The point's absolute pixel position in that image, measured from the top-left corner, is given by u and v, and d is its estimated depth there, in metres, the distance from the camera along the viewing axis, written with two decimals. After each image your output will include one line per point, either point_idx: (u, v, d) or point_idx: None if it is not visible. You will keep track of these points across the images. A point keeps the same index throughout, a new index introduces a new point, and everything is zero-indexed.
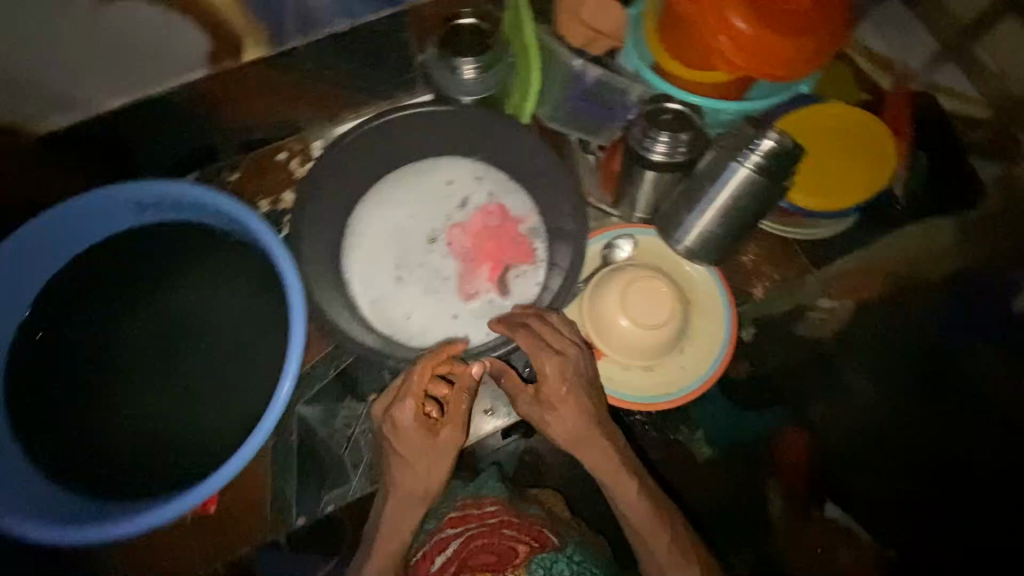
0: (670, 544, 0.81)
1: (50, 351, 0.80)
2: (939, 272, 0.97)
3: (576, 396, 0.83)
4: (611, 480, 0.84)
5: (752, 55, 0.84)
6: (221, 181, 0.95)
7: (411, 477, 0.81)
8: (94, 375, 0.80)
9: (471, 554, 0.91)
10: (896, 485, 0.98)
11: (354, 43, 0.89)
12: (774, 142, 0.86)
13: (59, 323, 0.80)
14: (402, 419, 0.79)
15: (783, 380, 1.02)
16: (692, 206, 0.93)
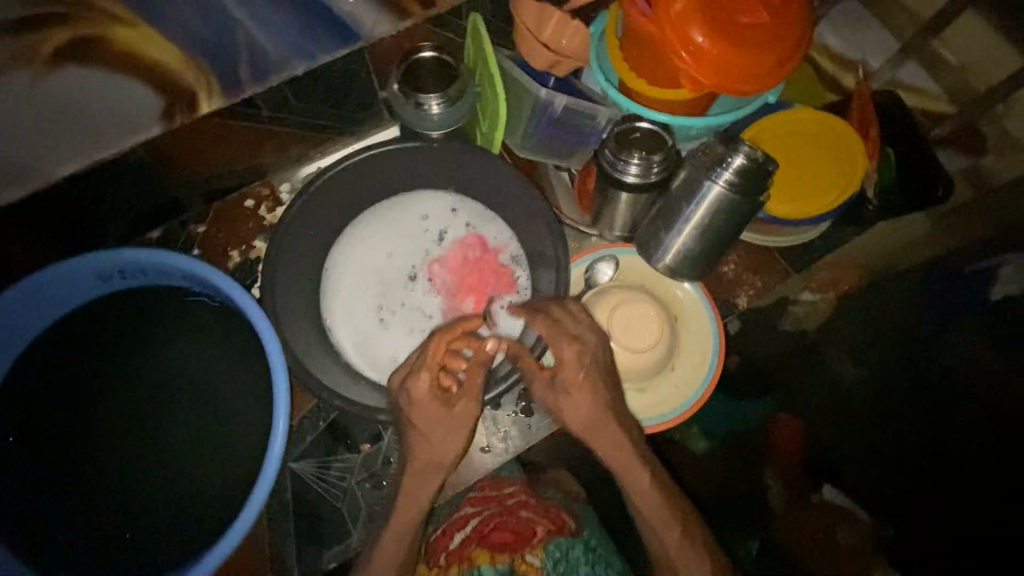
0: (680, 535, 0.85)
1: (33, 426, 0.84)
2: (910, 261, 1.05)
3: (590, 381, 0.85)
4: (623, 472, 0.85)
5: (716, 72, 0.84)
6: (189, 233, 1.04)
7: (427, 449, 0.82)
8: (85, 441, 0.85)
9: (490, 531, 0.94)
10: (888, 480, 1.14)
11: (320, 83, 0.93)
12: (745, 158, 0.83)
13: (39, 396, 0.84)
14: (419, 391, 0.80)
15: (770, 372, 1.19)
16: (669, 226, 0.90)
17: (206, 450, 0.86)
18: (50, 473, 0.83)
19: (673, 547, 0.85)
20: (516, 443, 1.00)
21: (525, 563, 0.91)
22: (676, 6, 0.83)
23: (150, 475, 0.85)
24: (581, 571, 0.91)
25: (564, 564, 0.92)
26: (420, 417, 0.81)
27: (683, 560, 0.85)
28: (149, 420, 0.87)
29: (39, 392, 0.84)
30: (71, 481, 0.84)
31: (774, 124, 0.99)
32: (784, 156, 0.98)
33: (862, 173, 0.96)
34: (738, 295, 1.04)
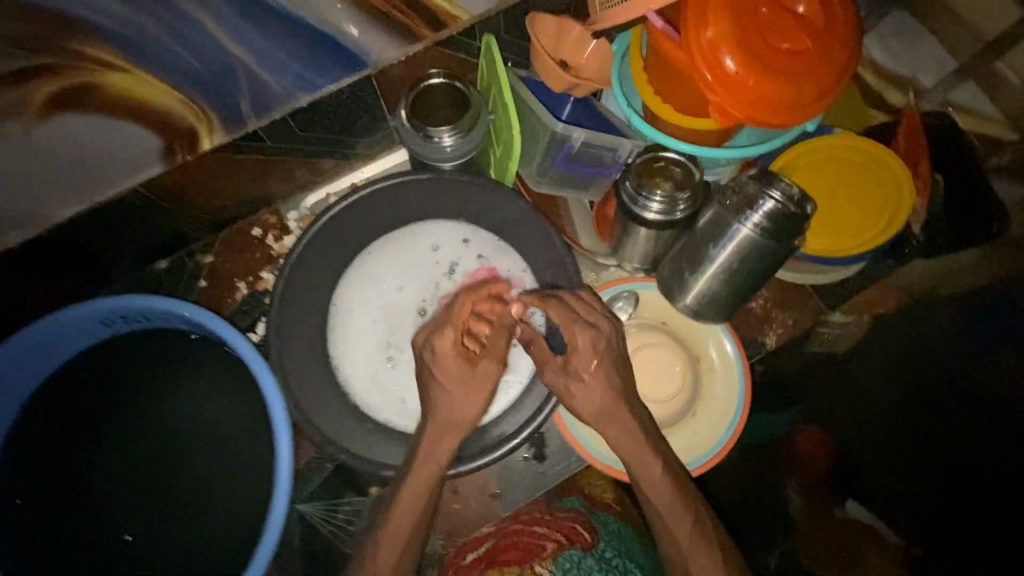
0: (692, 528, 0.80)
1: (46, 471, 0.83)
2: (950, 288, 0.91)
3: (603, 369, 0.81)
4: (634, 463, 0.81)
5: (746, 103, 0.77)
6: (195, 262, 1.01)
7: (450, 407, 0.82)
8: (98, 482, 0.84)
9: (500, 551, 0.86)
10: (925, 495, 0.97)
11: (325, 111, 0.89)
12: (777, 202, 0.76)
13: (53, 440, 0.84)
14: (442, 351, 0.80)
15: (798, 381, 1.11)
16: (692, 267, 0.84)
17: (208, 498, 0.84)
18: (56, 520, 0.83)
19: (684, 540, 0.80)
20: (531, 490, 0.93)
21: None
22: (709, 33, 0.74)
23: (152, 521, 0.84)
24: None
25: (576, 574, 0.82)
26: (441, 380, 0.81)
27: (694, 558, 0.79)
28: (154, 464, 0.85)
29: (47, 436, 0.84)
30: (84, 525, 0.83)
31: (810, 150, 0.92)
32: (819, 188, 0.91)
33: (908, 209, 0.88)
34: (766, 332, 0.97)
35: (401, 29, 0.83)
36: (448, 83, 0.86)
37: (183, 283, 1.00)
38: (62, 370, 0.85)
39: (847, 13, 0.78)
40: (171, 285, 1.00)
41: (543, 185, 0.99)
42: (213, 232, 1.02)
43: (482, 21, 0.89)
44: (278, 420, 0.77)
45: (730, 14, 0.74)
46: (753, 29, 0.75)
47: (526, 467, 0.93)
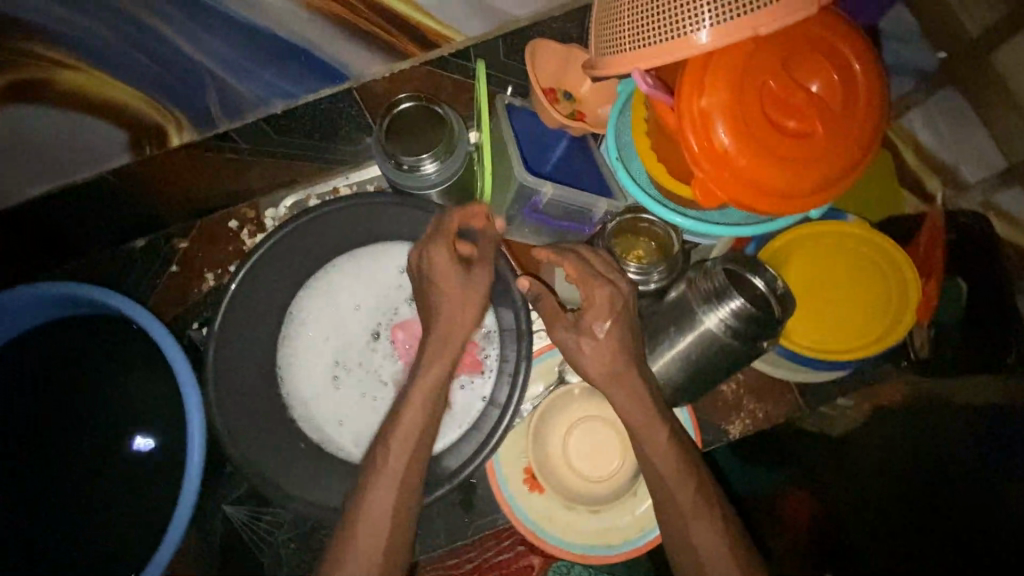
0: (695, 493, 0.70)
1: (49, 459, 0.86)
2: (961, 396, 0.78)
3: (618, 329, 0.73)
4: (636, 425, 0.72)
5: (734, 181, 0.68)
6: (170, 246, 1.02)
7: (449, 313, 0.76)
8: (95, 479, 0.85)
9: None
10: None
11: (301, 117, 0.86)
12: (744, 305, 0.69)
13: (54, 428, 0.86)
14: (438, 259, 0.75)
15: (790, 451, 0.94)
16: (653, 346, 0.77)
17: (131, 489, 0.84)
18: (49, 512, 0.84)
19: (686, 509, 0.70)
20: (455, 535, 0.90)
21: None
22: (703, 101, 0.66)
23: (141, 516, 0.84)
24: None
25: None
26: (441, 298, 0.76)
27: (696, 531, 0.69)
28: (132, 458, 0.85)
29: (38, 423, 0.86)
30: (81, 520, 0.84)
31: (804, 238, 0.85)
32: (815, 279, 0.84)
33: (910, 315, 0.80)
34: (731, 421, 0.94)
35: (384, 46, 0.78)
36: (421, 104, 0.84)
37: (155, 267, 1.01)
38: (33, 345, 0.87)
39: (872, 99, 0.68)
40: (144, 265, 1.01)
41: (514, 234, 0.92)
42: (191, 220, 1.02)
43: (477, 45, 0.83)
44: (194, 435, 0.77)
45: (730, 84, 0.66)
46: (756, 103, 0.66)
47: (451, 512, 0.90)
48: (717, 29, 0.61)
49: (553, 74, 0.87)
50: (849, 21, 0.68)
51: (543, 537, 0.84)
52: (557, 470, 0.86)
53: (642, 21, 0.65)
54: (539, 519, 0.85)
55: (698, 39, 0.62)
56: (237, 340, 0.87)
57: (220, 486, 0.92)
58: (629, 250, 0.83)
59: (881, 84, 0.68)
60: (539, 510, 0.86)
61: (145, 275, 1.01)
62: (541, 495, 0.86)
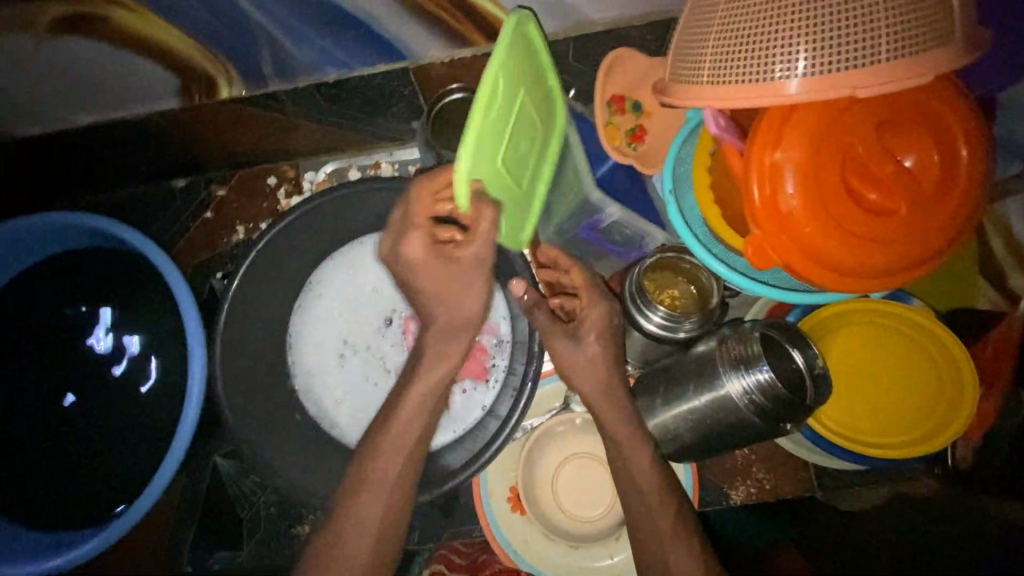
0: None
1: (50, 452, 0.85)
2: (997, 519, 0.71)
3: (606, 345, 0.75)
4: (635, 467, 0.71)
5: (794, 244, 0.61)
6: (208, 191, 1.02)
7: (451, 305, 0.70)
8: (99, 465, 0.84)
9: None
10: None
11: (351, 88, 0.82)
12: (771, 381, 0.63)
13: (55, 421, 0.86)
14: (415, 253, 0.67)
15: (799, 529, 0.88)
16: (667, 398, 0.72)
17: (126, 433, 0.85)
18: (49, 511, 0.82)
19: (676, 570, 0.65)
20: (432, 535, 0.88)
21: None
22: (776, 155, 0.60)
23: (138, 465, 0.84)
24: None
25: None
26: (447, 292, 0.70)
27: None
28: (136, 406, 0.86)
29: (41, 417, 0.86)
30: (79, 522, 0.82)
31: (857, 312, 0.78)
32: (861, 359, 0.77)
33: (962, 423, 0.72)
34: (734, 485, 0.86)
35: (448, 31, 0.73)
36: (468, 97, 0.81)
37: (191, 208, 1.02)
38: (38, 310, 0.87)
39: (970, 188, 0.61)
40: (181, 205, 1.02)
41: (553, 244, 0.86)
42: (233, 168, 1.02)
43: (546, 43, 0.78)
44: (191, 399, 0.77)
45: (811, 141, 0.60)
46: (836, 168, 0.60)
47: (429, 512, 0.88)
48: (813, 78, 0.55)
49: (636, 80, 0.79)
50: (966, 97, 0.60)
51: (517, 560, 0.82)
52: (544, 495, 0.85)
53: (727, 54, 0.59)
54: (516, 543, 0.83)
55: (788, 87, 0.56)
56: (257, 302, 0.86)
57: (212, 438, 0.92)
58: (664, 289, 0.79)
59: (984, 174, 0.61)
60: (517, 532, 0.83)
61: (178, 216, 1.01)
62: (523, 517, 0.84)
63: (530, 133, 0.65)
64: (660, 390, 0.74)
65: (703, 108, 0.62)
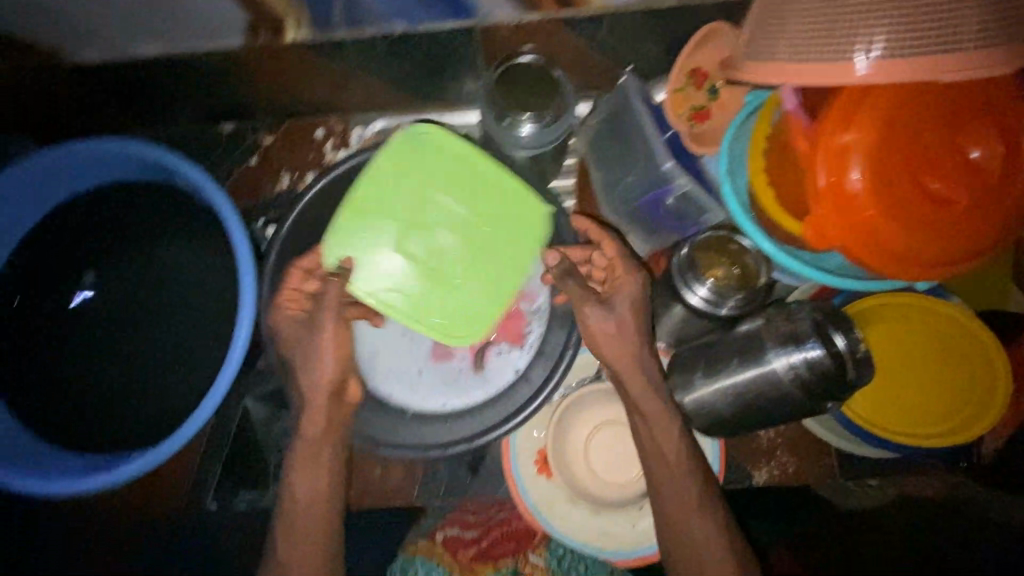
0: None
1: (71, 420, 0.84)
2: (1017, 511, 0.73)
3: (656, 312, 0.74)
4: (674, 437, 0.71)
5: (851, 229, 0.63)
6: (255, 139, 1.03)
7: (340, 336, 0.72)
8: (125, 420, 0.85)
9: (495, 543, 0.83)
10: None
11: (414, 43, 0.83)
12: (822, 359, 0.65)
13: (81, 379, 0.85)
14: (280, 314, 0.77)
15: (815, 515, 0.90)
16: (708, 372, 0.74)
17: (162, 368, 0.86)
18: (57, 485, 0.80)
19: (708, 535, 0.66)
20: (457, 491, 0.90)
21: (531, 565, 0.81)
22: (845, 138, 0.61)
23: (172, 400, 0.85)
24: None
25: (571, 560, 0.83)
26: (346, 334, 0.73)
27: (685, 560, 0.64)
28: (175, 342, 0.86)
29: (62, 384, 0.85)
30: None
31: (898, 307, 0.79)
32: (895, 350, 0.78)
33: (992, 417, 0.74)
34: (758, 466, 0.87)
35: None
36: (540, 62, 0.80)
37: (238, 153, 1.02)
38: (82, 240, 0.87)
39: None
40: (227, 150, 1.03)
41: (614, 214, 0.88)
42: (280, 118, 1.02)
43: (614, 14, 0.79)
44: (236, 339, 0.77)
45: (880, 127, 0.61)
46: (900, 156, 0.62)
47: (458, 468, 0.90)
48: (895, 64, 0.56)
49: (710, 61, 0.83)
50: None
51: (541, 522, 0.84)
52: (572, 461, 0.86)
53: (800, 38, 0.61)
54: (542, 505, 0.84)
55: (861, 68, 0.57)
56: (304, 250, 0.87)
57: (244, 380, 0.93)
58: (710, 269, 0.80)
59: None
60: (543, 494, 0.85)
61: (223, 161, 1.02)
62: (549, 480, 0.86)
63: (457, 227, 0.75)
64: (702, 364, 0.75)
65: (780, 86, 0.63)
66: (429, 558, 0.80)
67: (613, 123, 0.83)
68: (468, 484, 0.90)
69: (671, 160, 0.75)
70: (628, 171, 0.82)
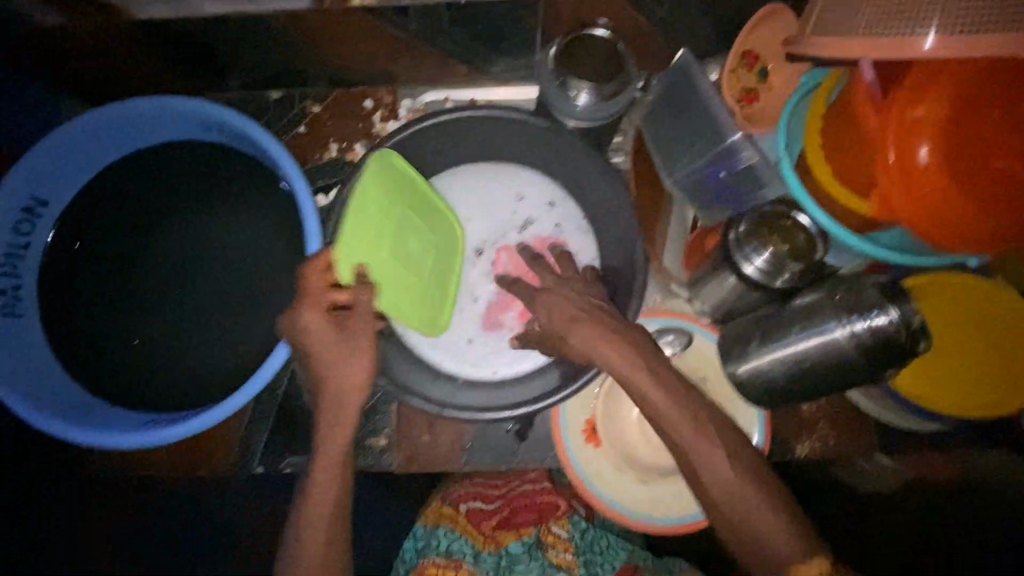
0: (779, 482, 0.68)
1: (122, 378, 0.84)
2: None
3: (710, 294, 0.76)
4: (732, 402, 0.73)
5: (918, 203, 0.65)
6: (303, 107, 1.02)
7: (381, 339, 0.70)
8: (176, 379, 0.84)
9: (516, 514, 0.89)
10: None
11: (477, 12, 0.84)
12: (888, 324, 0.66)
13: (134, 338, 0.86)
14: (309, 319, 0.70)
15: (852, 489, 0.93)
16: (765, 341, 0.76)
17: (214, 329, 0.86)
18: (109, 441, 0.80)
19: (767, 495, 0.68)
20: (502, 460, 0.92)
21: (552, 534, 0.87)
22: (914, 113, 0.64)
23: (224, 361, 0.85)
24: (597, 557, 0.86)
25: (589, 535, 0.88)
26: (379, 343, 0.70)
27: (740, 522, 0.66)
28: (228, 304, 0.87)
29: (114, 342, 0.85)
30: None
31: (940, 285, 0.82)
32: (944, 325, 0.81)
33: None
34: (801, 440, 0.89)
35: None
36: (612, 41, 0.83)
37: (285, 120, 1.02)
38: (136, 199, 0.87)
39: None
40: (274, 117, 1.02)
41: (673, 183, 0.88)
42: (330, 87, 1.02)
43: None
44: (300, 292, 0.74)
45: (946, 103, 0.64)
46: (966, 132, 0.64)
47: (505, 438, 0.91)
48: (971, 39, 0.58)
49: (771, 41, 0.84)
50: None
51: (591, 488, 0.86)
52: (620, 430, 0.88)
53: (876, 14, 0.64)
54: (591, 472, 0.86)
55: (926, 44, 0.59)
56: None
57: None
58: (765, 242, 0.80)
59: None
60: (592, 463, 0.87)
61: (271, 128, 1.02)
62: (597, 449, 0.87)
63: (420, 234, 0.83)
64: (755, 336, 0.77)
65: (857, 60, 0.65)
66: (452, 527, 0.86)
67: (666, 99, 0.85)
68: (512, 453, 0.92)
69: (740, 131, 0.77)
70: (690, 147, 0.83)
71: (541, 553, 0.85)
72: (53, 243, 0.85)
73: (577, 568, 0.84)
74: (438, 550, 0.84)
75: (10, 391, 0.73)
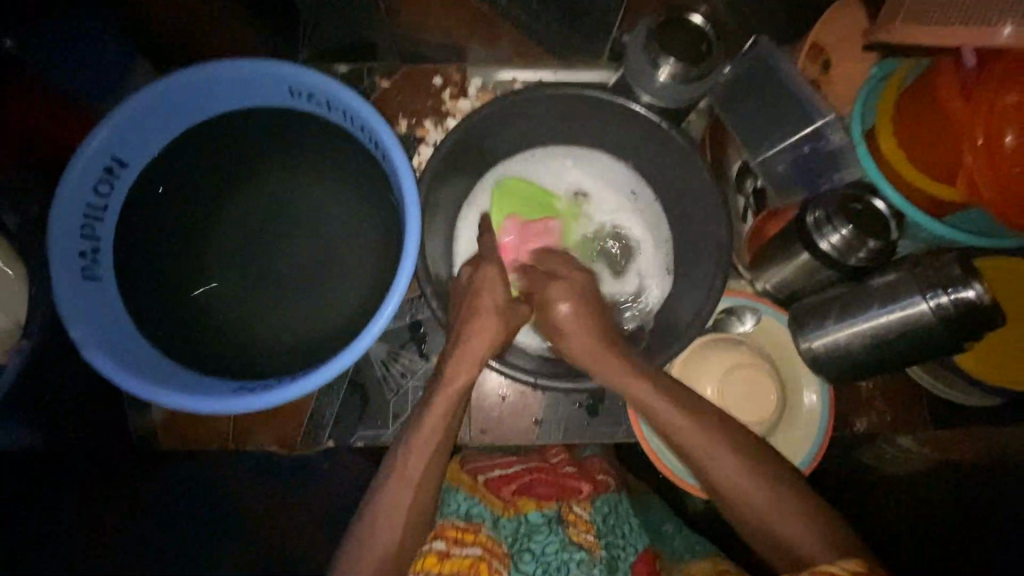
0: None
1: (202, 344, 0.84)
2: None
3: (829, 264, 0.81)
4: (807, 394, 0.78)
5: (1006, 185, 0.69)
6: (372, 83, 1.00)
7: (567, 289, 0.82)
8: (257, 347, 0.85)
9: (533, 486, 0.82)
10: None
11: None
12: (974, 297, 0.72)
13: (212, 306, 0.86)
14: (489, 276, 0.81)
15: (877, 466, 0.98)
16: (844, 316, 0.81)
17: (295, 299, 0.87)
18: None
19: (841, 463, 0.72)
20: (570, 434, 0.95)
21: (573, 514, 0.78)
22: (1007, 100, 0.68)
23: (305, 331, 0.86)
24: (619, 536, 0.77)
25: (614, 518, 0.80)
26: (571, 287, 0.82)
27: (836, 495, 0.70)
28: (310, 275, 0.88)
29: (192, 309, 0.85)
30: None
31: (1001, 269, 0.87)
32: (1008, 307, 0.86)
33: None
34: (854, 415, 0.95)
35: None
36: (702, 27, 0.86)
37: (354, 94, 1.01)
38: (214, 167, 0.86)
39: None
40: None
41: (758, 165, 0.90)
42: (401, 63, 1.01)
43: None
44: (407, 254, 0.74)
45: None
46: None
47: (576, 413, 0.94)
48: None
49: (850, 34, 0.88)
50: None
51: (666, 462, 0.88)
52: None
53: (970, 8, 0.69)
54: (666, 444, 0.89)
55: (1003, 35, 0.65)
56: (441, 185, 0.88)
57: None
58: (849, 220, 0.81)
59: None
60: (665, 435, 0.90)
61: None
62: None
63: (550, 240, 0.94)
64: (832, 314, 0.82)
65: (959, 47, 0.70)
66: (470, 494, 0.80)
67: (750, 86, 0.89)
68: (578, 425, 0.95)
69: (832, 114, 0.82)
70: (771, 133, 0.88)
71: (561, 529, 0.75)
72: (128, 207, 0.83)
73: (599, 550, 0.74)
74: (456, 513, 0.76)
75: (103, 354, 0.73)
